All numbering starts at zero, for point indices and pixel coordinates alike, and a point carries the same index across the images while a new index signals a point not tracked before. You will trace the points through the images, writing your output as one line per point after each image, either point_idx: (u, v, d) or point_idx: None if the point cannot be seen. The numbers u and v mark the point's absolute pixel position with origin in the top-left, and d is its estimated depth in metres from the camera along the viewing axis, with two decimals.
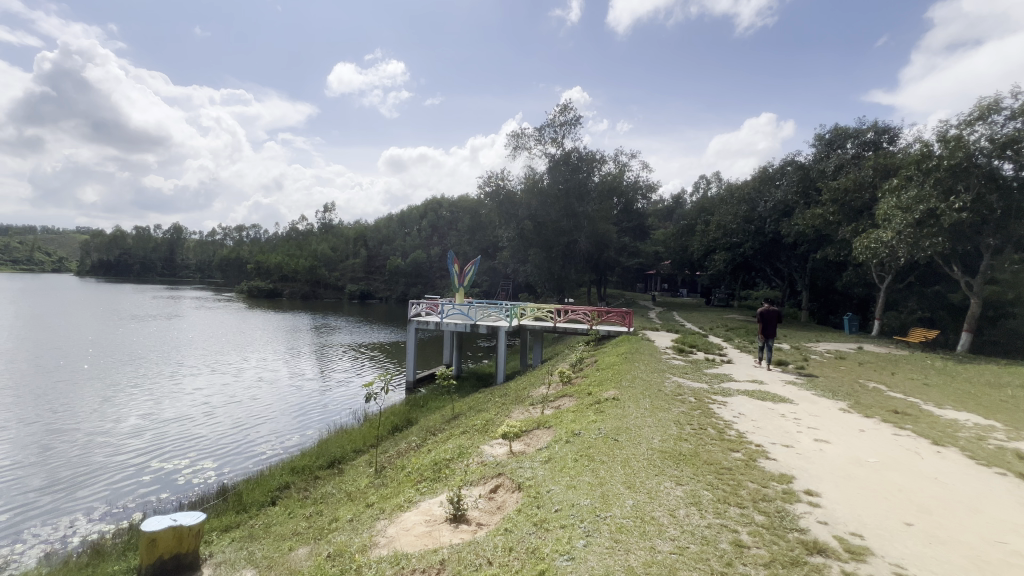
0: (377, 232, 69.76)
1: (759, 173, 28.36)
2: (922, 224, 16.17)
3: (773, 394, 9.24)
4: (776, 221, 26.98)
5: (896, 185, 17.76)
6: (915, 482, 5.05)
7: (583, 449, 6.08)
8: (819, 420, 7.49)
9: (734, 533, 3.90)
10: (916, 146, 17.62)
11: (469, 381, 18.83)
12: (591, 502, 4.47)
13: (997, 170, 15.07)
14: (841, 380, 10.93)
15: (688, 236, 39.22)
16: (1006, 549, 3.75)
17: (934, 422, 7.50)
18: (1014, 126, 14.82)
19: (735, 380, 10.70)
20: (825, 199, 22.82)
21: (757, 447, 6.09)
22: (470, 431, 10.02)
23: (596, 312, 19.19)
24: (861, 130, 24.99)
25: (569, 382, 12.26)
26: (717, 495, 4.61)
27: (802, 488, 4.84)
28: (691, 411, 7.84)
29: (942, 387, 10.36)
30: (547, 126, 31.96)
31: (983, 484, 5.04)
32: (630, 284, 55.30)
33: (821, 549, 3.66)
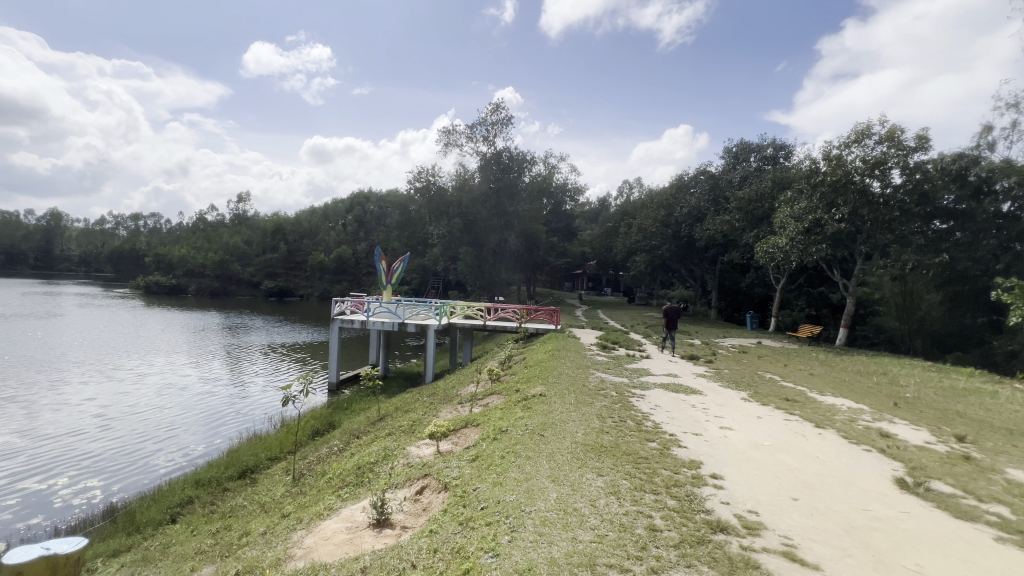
0: (299, 226, 65.75)
1: (676, 181, 30.33)
2: (810, 233, 18.26)
3: (685, 386, 9.97)
4: (690, 226, 28.75)
5: (790, 196, 19.88)
6: (801, 461, 5.69)
7: (510, 445, 6.17)
8: (724, 408, 8.19)
9: (649, 518, 4.14)
10: (806, 163, 19.84)
11: (397, 382, 18.33)
12: (516, 498, 4.54)
13: (869, 187, 17.36)
14: (744, 372, 12.06)
15: (612, 237, 41.14)
16: (871, 515, 4.32)
17: (817, 407, 8.50)
18: (882, 149, 17.14)
19: (652, 374, 11.40)
20: (732, 207, 24.99)
21: (670, 436, 6.52)
22: (396, 432, 9.78)
23: (525, 310, 19.52)
24: (762, 146, 27.78)
25: (498, 380, 12.37)
26: (634, 483, 4.88)
27: (708, 472, 5.27)
28: (612, 404, 8.24)
29: (823, 376, 11.81)
30: (478, 124, 31.93)
31: (854, 460, 5.78)
32: (558, 283, 56.93)
33: (723, 527, 4.00)
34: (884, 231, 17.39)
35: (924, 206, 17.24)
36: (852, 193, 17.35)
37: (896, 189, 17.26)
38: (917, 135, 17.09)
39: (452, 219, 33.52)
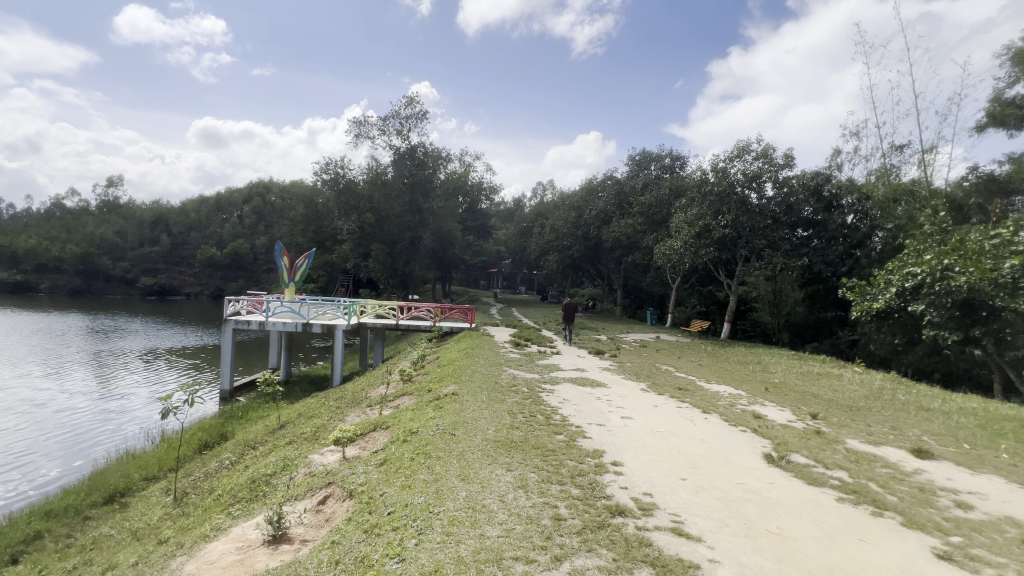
0: (185, 216, 58.77)
1: (586, 184, 31.69)
2: (700, 237, 20.21)
3: (592, 379, 10.53)
4: (598, 227, 30.52)
5: (683, 203, 21.73)
6: (689, 444, 6.25)
7: (420, 447, 6.05)
8: (625, 399, 8.77)
9: (554, 508, 4.30)
10: (697, 173, 21.89)
11: (300, 386, 17.15)
12: (425, 499, 4.47)
13: (747, 198, 19.70)
14: (644, 364, 13.05)
15: (527, 237, 42.16)
16: (744, 488, 4.89)
17: (704, 394, 9.45)
18: (758, 163, 19.46)
19: (562, 369, 11.84)
20: (635, 212, 26.85)
21: (577, 428, 6.81)
22: (298, 440, 9.14)
23: (439, 309, 19.32)
24: (660, 156, 30.18)
25: (410, 381, 12.06)
26: (542, 476, 5.04)
27: (610, 460, 5.60)
28: (523, 400, 8.43)
29: (710, 367, 13.15)
30: (391, 117, 30.86)
31: (731, 440, 6.50)
32: (474, 281, 57.10)
33: (621, 511, 4.27)
34: (759, 236, 19.73)
35: (790, 216, 19.88)
36: (734, 202, 19.67)
37: (769, 200, 19.70)
38: (785, 153, 19.60)
39: (363, 214, 32.06)
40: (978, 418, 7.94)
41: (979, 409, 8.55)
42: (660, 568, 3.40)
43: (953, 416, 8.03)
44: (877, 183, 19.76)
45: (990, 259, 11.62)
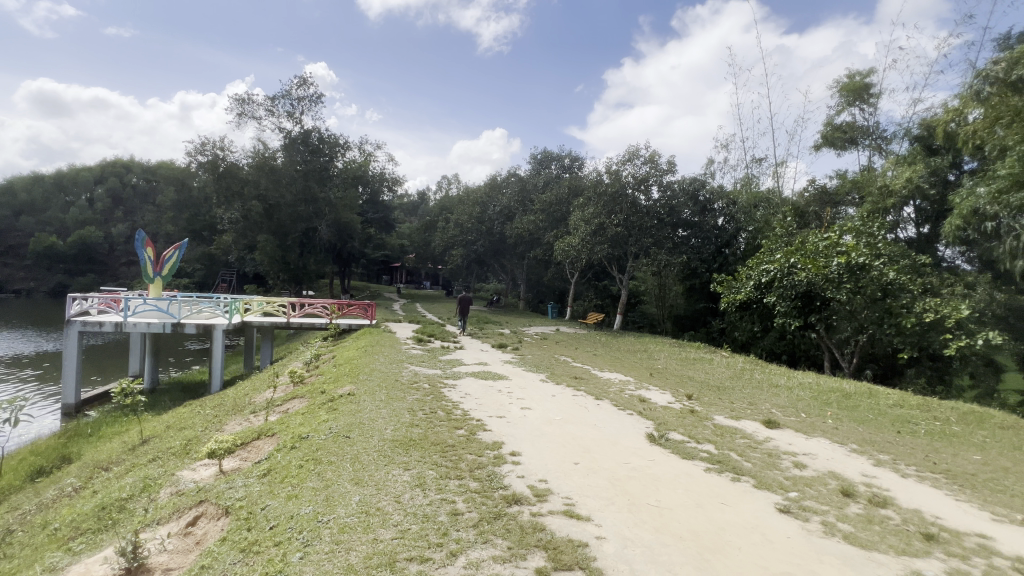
0: (11, 198, 48.37)
1: (490, 180, 31.95)
2: (596, 234, 21.58)
3: (494, 372, 10.69)
4: (502, 223, 30.89)
5: (581, 202, 22.88)
6: (583, 430, 6.61)
7: (309, 453, 5.64)
8: (525, 391, 9.02)
9: (451, 504, 4.28)
10: (594, 175, 23.20)
11: (169, 394, 15.11)
12: (314, 508, 4.18)
13: (636, 200, 21.33)
14: (544, 356, 13.58)
15: (431, 231, 41.49)
16: (629, 466, 5.30)
17: (597, 382, 10.08)
18: (646, 167, 21.19)
19: (465, 364, 11.83)
20: (537, 209, 27.70)
21: (477, 422, 6.85)
22: (163, 456, 8.03)
23: (336, 305, 18.28)
24: (560, 156, 31.49)
25: (301, 383, 11.22)
26: (440, 472, 4.99)
27: (508, 450, 5.72)
28: (423, 397, 8.27)
29: (604, 356, 14.07)
30: (281, 97, 28.24)
31: (619, 423, 7.01)
32: (376, 277, 54.88)
33: (517, 499, 4.38)
34: (647, 235, 21.43)
35: (672, 217, 21.56)
36: (625, 203, 21.21)
37: (655, 202, 21.52)
38: (668, 159, 21.47)
39: (247, 201, 29.04)
40: (812, 391, 9.47)
41: (814, 383, 10.22)
42: (552, 550, 3.54)
43: (794, 390, 9.49)
44: (742, 190, 22.53)
45: (822, 257, 13.64)
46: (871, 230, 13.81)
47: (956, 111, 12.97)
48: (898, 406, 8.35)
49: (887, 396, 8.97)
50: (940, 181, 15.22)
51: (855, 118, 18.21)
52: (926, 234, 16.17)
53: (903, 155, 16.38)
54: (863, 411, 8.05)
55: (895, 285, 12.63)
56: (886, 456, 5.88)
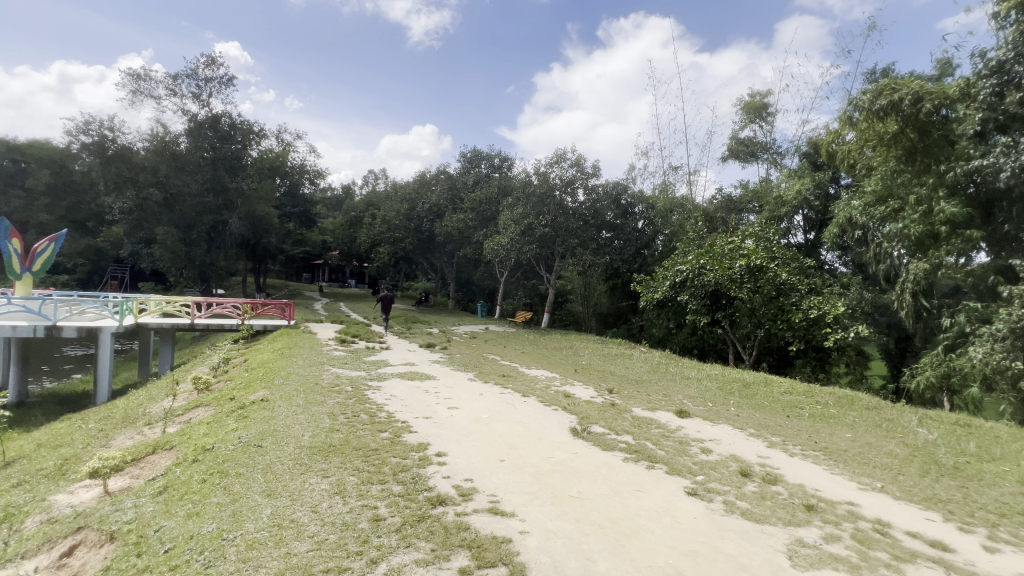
0: None
1: (419, 177, 31.26)
2: (524, 234, 21.90)
3: (421, 373, 10.49)
4: (431, 221, 30.40)
5: (510, 202, 23.13)
6: (510, 427, 6.67)
7: (214, 465, 5.18)
8: (453, 390, 8.95)
9: (373, 510, 4.13)
10: (523, 175, 23.64)
11: (42, 407, 13.12)
12: (217, 526, 3.83)
13: (563, 201, 22.11)
14: (472, 354, 13.55)
15: (357, 227, 39.81)
16: (554, 461, 5.43)
17: (524, 379, 10.25)
18: (573, 170, 21.93)
19: (390, 365, 11.49)
20: (467, 207, 27.58)
21: (402, 424, 6.67)
22: (32, 479, 6.95)
23: (249, 305, 16.97)
24: (490, 155, 31.59)
25: (207, 390, 10.26)
26: (362, 478, 4.79)
27: (434, 451, 5.64)
28: (346, 400, 7.90)
29: (532, 354, 14.34)
30: (185, 76, 25.58)
31: (545, 419, 7.17)
32: (295, 274, 51.69)
33: (442, 500, 4.33)
34: (573, 236, 22.23)
35: (596, 219, 22.59)
36: (553, 204, 21.95)
37: (581, 204, 22.35)
38: (593, 164, 22.38)
39: (143, 189, 26.02)
40: (718, 382, 10.34)
41: (720, 375, 11.16)
42: (476, 549, 3.55)
43: (703, 382, 10.31)
44: (659, 196, 23.98)
45: (728, 259, 14.91)
46: (768, 235, 15.33)
47: (835, 132, 14.81)
48: (787, 393, 9.35)
49: (779, 385, 10.02)
50: (823, 194, 17.32)
51: (756, 133, 20.10)
52: (811, 240, 18.22)
53: (794, 169, 18.38)
54: (760, 399, 8.92)
55: (786, 284, 14.22)
56: (778, 438, 6.55)
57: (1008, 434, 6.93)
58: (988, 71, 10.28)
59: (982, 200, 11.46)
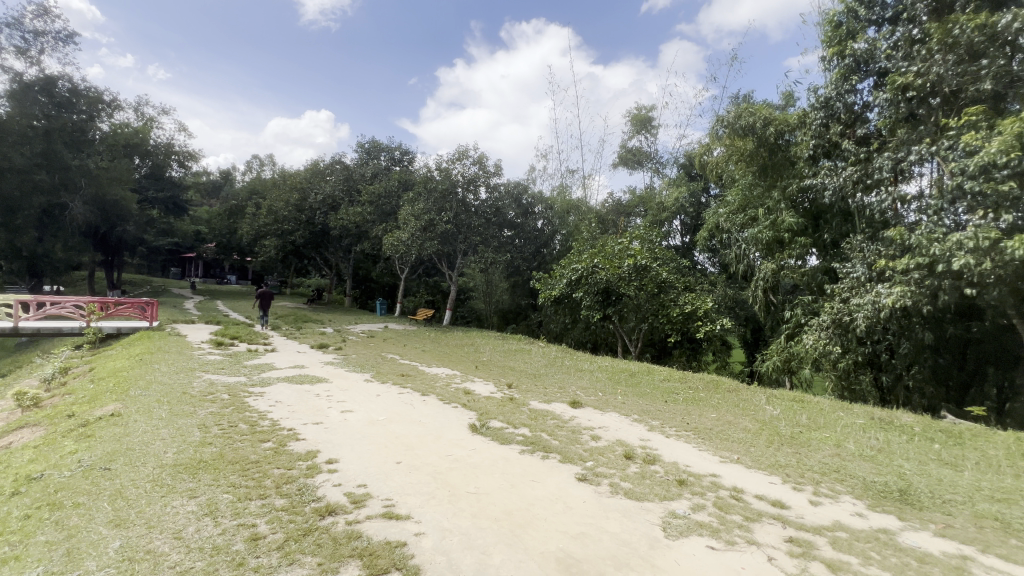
0: None
1: (311, 165, 29.06)
2: (426, 230, 21.51)
3: (311, 375, 9.80)
4: (324, 213, 28.48)
5: (410, 197, 22.45)
6: (408, 428, 6.50)
7: (43, 496, 4.32)
8: (347, 392, 8.49)
9: (251, 528, 3.75)
10: (423, 170, 23.21)
11: None
12: (46, 568, 3.19)
13: (465, 198, 22.22)
14: (370, 354, 13.01)
15: (237, 218, 35.98)
16: (452, 458, 5.42)
17: (424, 377, 10.08)
18: (475, 167, 22.10)
19: (277, 368, 10.57)
20: (364, 200, 26.30)
21: (288, 432, 6.17)
22: None
23: (97, 304, 14.47)
24: (390, 147, 30.47)
25: (36, 407, 8.53)
26: (238, 494, 4.33)
27: (324, 459, 5.29)
28: (221, 410, 7.09)
29: (433, 351, 14.16)
30: (5, 25, 20.96)
31: (444, 417, 7.12)
32: (159, 268, 45.17)
33: (332, 510, 4.09)
34: (475, 234, 22.39)
35: (497, 218, 22.95)
36: (454, 201, 21.98)
37: (483, 203, 22.59)
38: (495, 163, 22.72)
39: None
40: (608, 372, 11.15)
41: (609, 366, 12.03)
42: (367, 557, 3.40)
43: (595, 373, 11.05)
44: (557, 198, 25.06)
45: (617, 259, 16.07)
46: (651, 238, 16.84)
47: (706, 147, 16.68)
48: (665, 380, 10.38)
49: (660, 373, 11.09)
50: (696, 203, 19.46)
51: (641, 144, 21.90)
52: (686, 243, 20.31)
53: (673, 178, 20.39)
54: (643, 386, 9.80)
55: (666, 282, 15.78)
56: (657, 422, 7.22)
57: (829, 406, 8.41)
58: (818, 104, 12.28)
59: (813, 212, 13.75)
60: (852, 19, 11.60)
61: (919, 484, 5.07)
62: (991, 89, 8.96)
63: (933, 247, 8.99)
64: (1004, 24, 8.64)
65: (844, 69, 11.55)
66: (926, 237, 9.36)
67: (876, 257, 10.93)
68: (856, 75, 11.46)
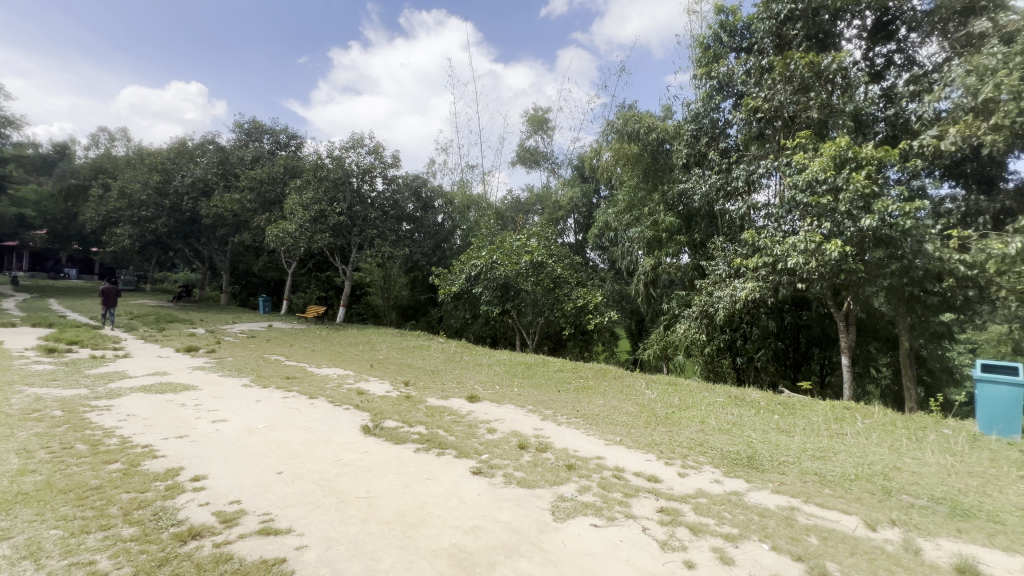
0: None
1: (176, 143, 25.39)
2: (316, 221, 20.25)
3: (175, 383, 8.59)
4: (194, 199, 25.07)
5: (297, 184, 20.78)
6: (292, 435, 5.98)
7: None
8: (220, 400, 7.60)
9: (88, 566, 3.19)
10: (313, 156, 21.58)
11: None
12: None
13: (360, 188, 21.29)
14: (249, 356, 11.77)
15: (78, 200, 30.31)
16: (341, 464, 5.11)
17: (312, 379, 9.38)
18: (371, 157, 21.11)
19: (130, 376, 9.12)
20: (243, 186, 23.67)
21: (142, 450, 5.34)
22: None
23: None
24: (275, 129, 27.41)
25: None
26: (73, 528, 3.66)
27: (188, 476, 4.68)
28: (51, 429, 5.92)
29: (324, 351, 13.27)
30: None
31: (333, 421, 6.70)
32: None
33: (196, 533, 3.63)
34: (371, 227, 21.41)
35: (395, 211, 22.20)
36: (348, 191, 20.87)
37: (379, 194, 21.75)
38: (393, 154, 21.93)
39: None
40: (506, 365, 11.40)
41: (507, 359, 12.30)
42: None
43: (492, 367, 11.22)
44: (457, 193, 24.95)
45: (516, 255, 16.45)
46: (547, 235, 17.52)
47: (596, 151, 17.77)
48: (559, 371, 10.89)
49: (554, 364, 11.61)
50: (588, 203, 20.64)
51: (538, 144, 22.66)
52: (579, 241, 21.44)
53: (568, 179, 21.45)
54: (538, 377, 10.19)
55: (561, 278, 16.53)
56: (550, 411, 7.56)
57: (697, 388, 9.48)
58: (690, 118, 13.72)
59: (686, 215, 15.31)
60: (718, 44, 13.09)
61: (762, 450, 5.96)
62: (818, 117, 10.91)
63: (776, 247, 10.53)
64: (827, 63, 10.63)
65: (710, 88, 13.02)
66: (771, 240, 10.91)
67: (734, 256, 12.52)
68: (720, 95, 12.98)
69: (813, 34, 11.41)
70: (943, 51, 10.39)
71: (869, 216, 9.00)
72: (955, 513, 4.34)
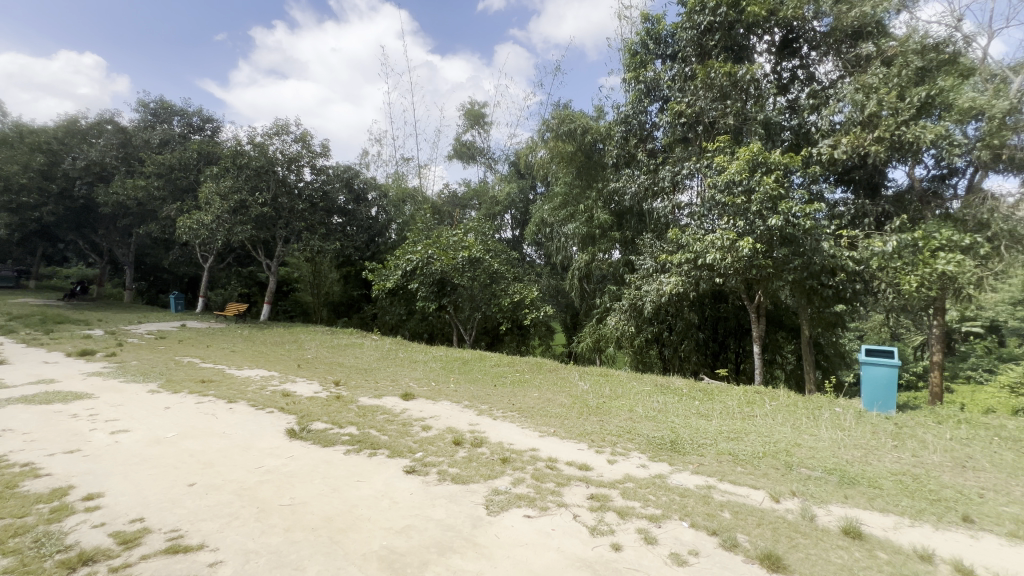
0: None
1: (65, 122, 22.44)
2: (235, 212, 18.81)
3: (64, 391, 7.63)
4: (88, 185, 22.32)
5: (214, 172, 19.19)
6: (207, 444, 5.52)
7: None
8: (120, 408, 6.85)
9: None
10: (232, 142, 19.94)
11: None
12: None
13: (285, 178, 19.99)
14: (156, 359, 10.70)
15: None
16: (262, 471, 4.79)
17: (231, 382, 8.72)
18: (298, 146, 19.89)
19: (6, 385, 7.97)
20: (149, 171, 21.45)
21: (20, 469, 4.68)
22: None
23: None
24: (187, 111, 24.81)
25: None
26: None
27: (80, 496, 4.18)
28: None
29: (245, 351, 12.39)
30: None
31: (255, 425, 6.28)
32: None
33: (88, 558, 3.25)
34: (298, 219, 20.27)
35: (325, 203, 21.16)
36: (273, 180, 19.51)
37: (307, 184, 20.63)
38: (321, 142, 20.83)
39: None
40: (442, 361, 11.27)
41: (443, 355, 12.16)
42: None
43: (428, 363, 11.05)
44: (392, 185, 24.18)
45: (452, 250, 16.30)
46: (484, 230, 17.52)
47: (532, 148, 17.98)
48: (495, 365, 10.94)
49: (490, 359, 11.65)
50: (525, 199, 20.85)
51: (475, 139, 22.51)
52: (516, 237, 21.63)
53: (505, 175, 21.56)
54: (474, 372, 10.18)
55: (498, 273, 16.63)
56: (486, 406, 7.57)
57: (627, 378, 9.93)
58: (620, 119, 14.25)
59: (618, 212, 15.69)
60: (645, 50, 13.68)
61: (684, 434, 6.36)
62: (733, 123, 11.77)
63: (696, 244, 11.23)
64: (741, 74, 11.52)
65: (638, 91, 13.61)
66: (692, 237, 11.61)
67: (660, 252, 13.21)
68: (647, 98, 13.63)
69: (730, 45, 12.25)
70: (837, 69, 11.58)
71: (776, 217, 9.86)
72: (843, 481, 4.89)
